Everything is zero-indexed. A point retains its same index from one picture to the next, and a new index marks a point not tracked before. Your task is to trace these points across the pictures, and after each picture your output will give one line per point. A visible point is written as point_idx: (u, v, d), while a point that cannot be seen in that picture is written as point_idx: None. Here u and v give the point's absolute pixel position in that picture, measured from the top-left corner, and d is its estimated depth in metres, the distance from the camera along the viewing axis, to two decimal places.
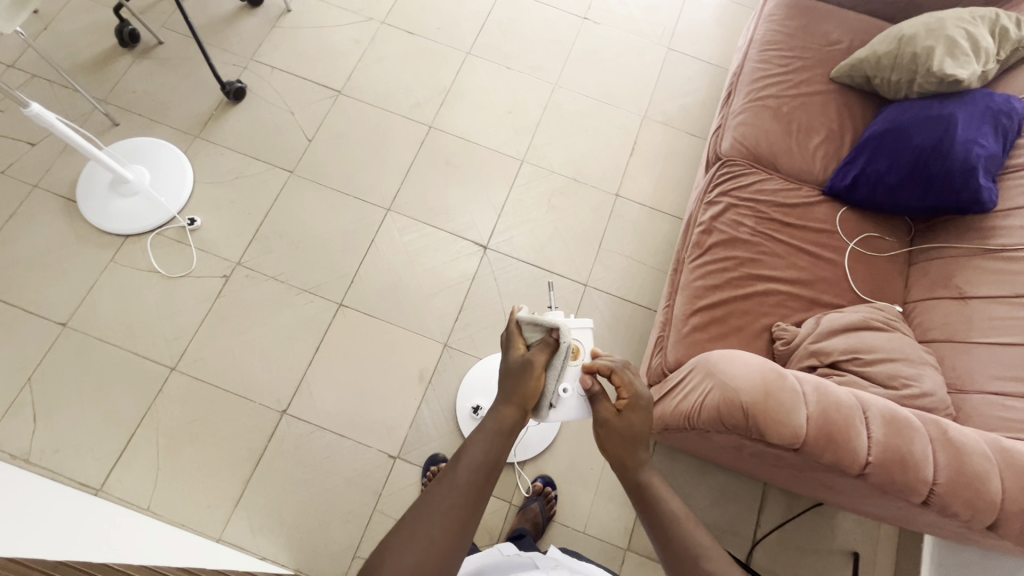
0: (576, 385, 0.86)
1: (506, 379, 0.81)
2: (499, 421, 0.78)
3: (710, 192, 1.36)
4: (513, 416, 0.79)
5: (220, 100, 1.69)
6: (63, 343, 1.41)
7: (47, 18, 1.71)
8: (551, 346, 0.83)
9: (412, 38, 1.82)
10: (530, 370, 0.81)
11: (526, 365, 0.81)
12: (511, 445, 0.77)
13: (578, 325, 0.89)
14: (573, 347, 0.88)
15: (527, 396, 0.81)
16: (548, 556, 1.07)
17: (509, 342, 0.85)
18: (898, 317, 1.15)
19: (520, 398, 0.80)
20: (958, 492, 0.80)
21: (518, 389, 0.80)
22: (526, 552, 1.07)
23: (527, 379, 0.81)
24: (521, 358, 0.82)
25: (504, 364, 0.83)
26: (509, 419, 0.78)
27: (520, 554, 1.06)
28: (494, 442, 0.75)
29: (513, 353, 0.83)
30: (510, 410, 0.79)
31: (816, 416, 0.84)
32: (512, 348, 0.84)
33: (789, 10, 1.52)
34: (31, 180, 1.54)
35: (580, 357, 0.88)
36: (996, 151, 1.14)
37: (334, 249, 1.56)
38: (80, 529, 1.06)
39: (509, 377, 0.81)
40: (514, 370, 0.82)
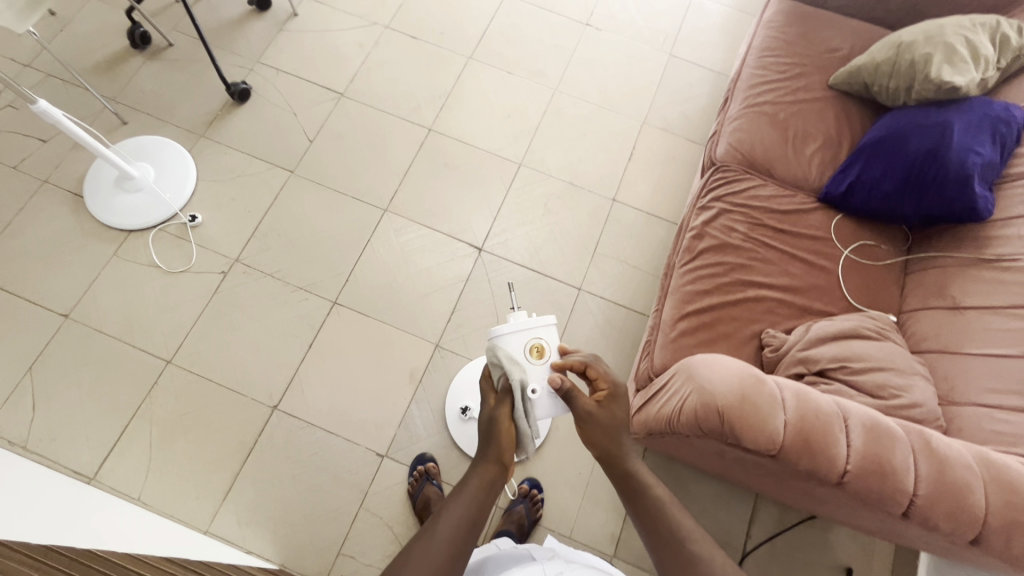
0: (544, 383, 0.78)
1: (481, 436, 0.76)
2: (478, 480, 0.73)
3: (703, 198, 1.35)
4: (493, 472, 0.74)
5: (225, 101, 1.73)
6: (65, 334, 1.45)
7: (63, 20, 1.77)
8: (508, 389, 0.76)
9: (414, 43, 1.85)
10: (500, 425, 0.75)
11: (495, 420, 0.75)
12: (491, 504, 0.73)
13: (541, 322, 0.81)
14: (537, 346, 0.80)
15: (505, 450, 0.75)
16: (545, 548, 1.01)
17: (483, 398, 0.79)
18: (890, 327, 1.13)
19: (497, 456, 0.75)
20: (939, 504, 0.78)
21: (494, 446, 0.75)
22: (524, 545, 1.02)
23: (501, 435, 0.75)
24: (490, 415, 0.76)
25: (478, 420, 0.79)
26: (490, 476, 0.74)
27: (517, 548, 1.02)
28: (474, 500, 0.72)
29: (484, 408, 0.78)
30: (490, 467, 0.74)
31: (794, 422, 0.83)
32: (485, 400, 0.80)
33: (788, 17, 1.51)
34: (41, 175, 1.59)
35: (546, 355, 0.80)
36: (993, 159, 1.12)
37: (331, 248, 1.58)
38: (71, 515, 1.08)
39: (483, 434, 0.76)
40: (486, 426, 0.76)
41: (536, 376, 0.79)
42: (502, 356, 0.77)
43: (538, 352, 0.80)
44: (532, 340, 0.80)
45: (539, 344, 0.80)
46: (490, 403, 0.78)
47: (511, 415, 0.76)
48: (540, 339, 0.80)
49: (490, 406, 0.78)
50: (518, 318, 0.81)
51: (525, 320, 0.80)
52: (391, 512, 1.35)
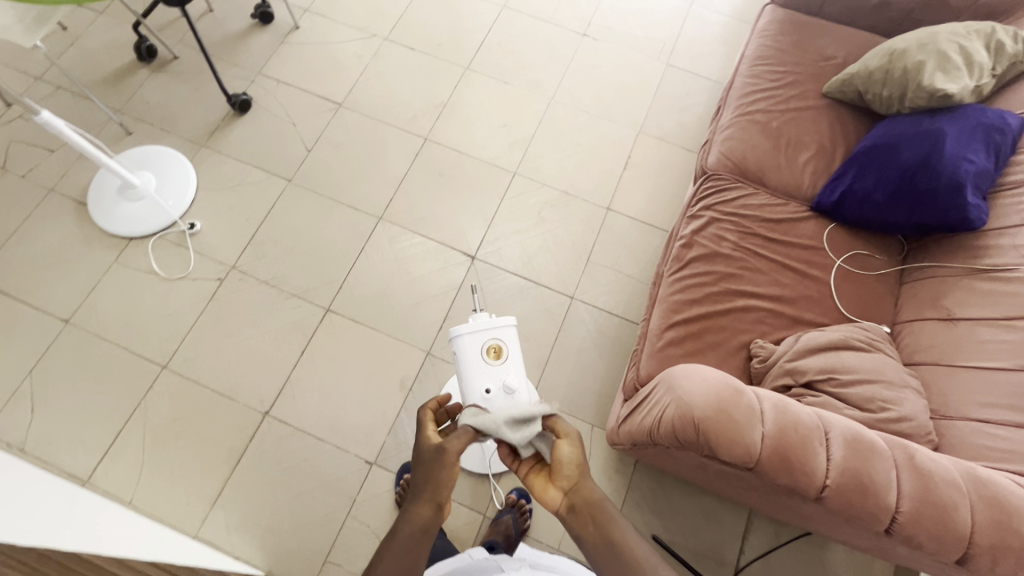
0: (497, 383, 0.84)
1: (420, 470, 0.77)
2: (413, 522, 0.73)
3: (693, 206, 1.34)
4: (427, 514, 0.74)
5: (227, 112, 1.76)
6: (65, 339, 1.48)
7: (74, 35, 1.83)
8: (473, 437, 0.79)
9: (413, 54, 1.88)
10: (445, 459, 0.76)
11: (439, 453, 0.77)
12: (426, 550, 0.72)
13: (497, 324, 0.87)
14: (494, 346, 0.86)
15: (442, 489, 0.76)
16: (515, 559, 1.04)
17: (421, 429, 0.81)
18: (882, 338, 1.11)
19: (435, 494, 0.75)
20: (922, 522, 0.76)
21: (433, 484, 0.75)
22: (494, 557, 1.05)
23: (443, 471, 0.76)
24: (433, 448, 0.77)
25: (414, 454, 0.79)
26: (424, 519, 0.73)
27: (489, 559, 1.04)
28: (405, 552, 0.71)
29: (426, 440, 0.79)
30: (425, 507, 0.74)
31: (772, 434, 0.82)
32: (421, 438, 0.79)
33: (781, 26, 1.51)
34: (48, 184, 1.64)
35: (504, 355, 0.86)
36: (987, 167, 1.10)
37: (325, 256, 1.60)
38: (64, 516, 1.10)
39: (423, 468, 0.76)
40: (429, 459, 0.77)
41: (492, 375, 0.85)
42: (464, 360, 0.86)
43: (495, 352, 0.86)
44: (490, 340, 0.87)
45: (497, 345, 0.87)
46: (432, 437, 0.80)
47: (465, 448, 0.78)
48: (498, 339, 0.87)
49: (431, 439, 0.79)
50: (478, 319, 0.88)
51: (484, 321, 0.87)
52: (379, 520, 1.34)
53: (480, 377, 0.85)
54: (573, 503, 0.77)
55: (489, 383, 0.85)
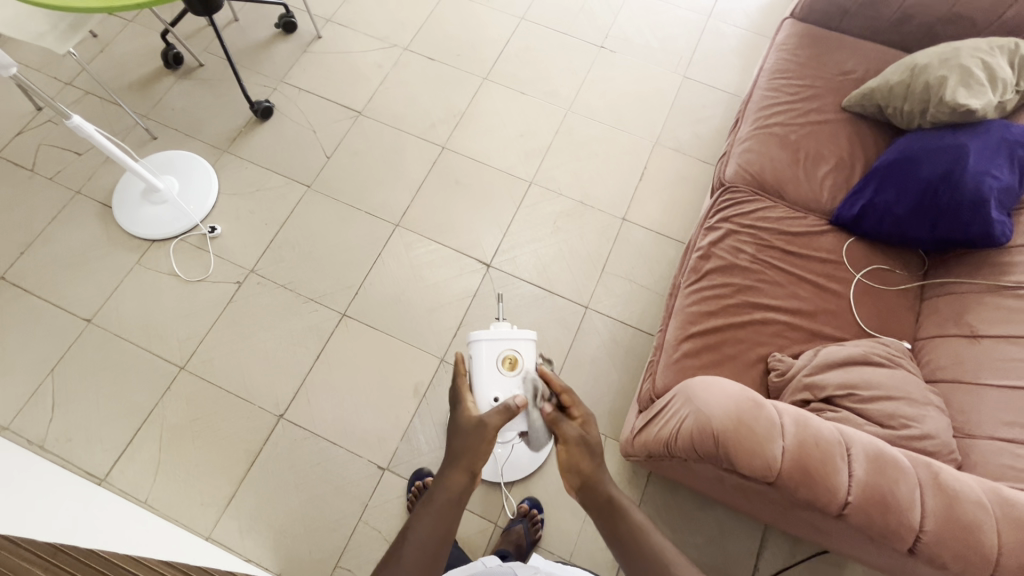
0: (506, 393, 0.83)
1: (455, 440, 0.79)
2: (448, 488, 0.76)
3: (711, 218, 1.34)
4: (460, 480, 0.76)
5: (249, 118, 1.80)
6: (86, 339, 1.50)
7: (103, 42, 1.88)
8: (511, 412, 0.79)
9: (432, 63, 1.90)
10: (482, 434, 0.78)
11: (476, 427, 0.79)
12: (460, 513, 0.76)
13: (518, 335, 0.86)
14: (511, 357, 0.85)
15: (477, 459, 0.78)
16: (530, 566, 1.05)
17: (459, 401, 0.84)
18: (903, 354, 1.10)
19: (468, 463, 0.77)
20: (946, 542, 0.75)
21: (466, 454, 0.77)
22: (509, 563, 1.05)
23: (479, 443, 0.78)
24: (471, 422, 0.79)
25: (452, 424, 0.80)
26: (457, 487, 0.76)
27: (503, 565, 1.05)
28: (439, 519, 0.74)
29: (464, 412, 0.82)
30: (458, 475, 0.76)
31: (793, 449, 0.81)
32: (460, 409, 0.82)
33: (801, 40, 1.51)
34: (74, 186, 1.67)
35: (518, 368, 0.85)
36: (1011, 183, 1.09)
37: (342, 261, 1.61)
38: (81, 515, 1.11)
39: (460, 437, 0.79)
40: (466, 431, 0.79)
41: (502, 385, 0.84)
42: (480, 366, 0.85)
43: (511, 364, 0.85)
44: (507, 350, 0.85)
45: (513, 356, 0.86)
46: (471, 410, 0.82)
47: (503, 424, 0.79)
48: (517, 351, 0.85)
49: (470, 412, 0.82)
50: (500, 328, 0.88)
51: (505, 332, 0.86)
52: (390, 526, 1.34)
53: (492, 386, 0.84)
54: (586, 500, 0.80)
55: (498, 392, 0.84)
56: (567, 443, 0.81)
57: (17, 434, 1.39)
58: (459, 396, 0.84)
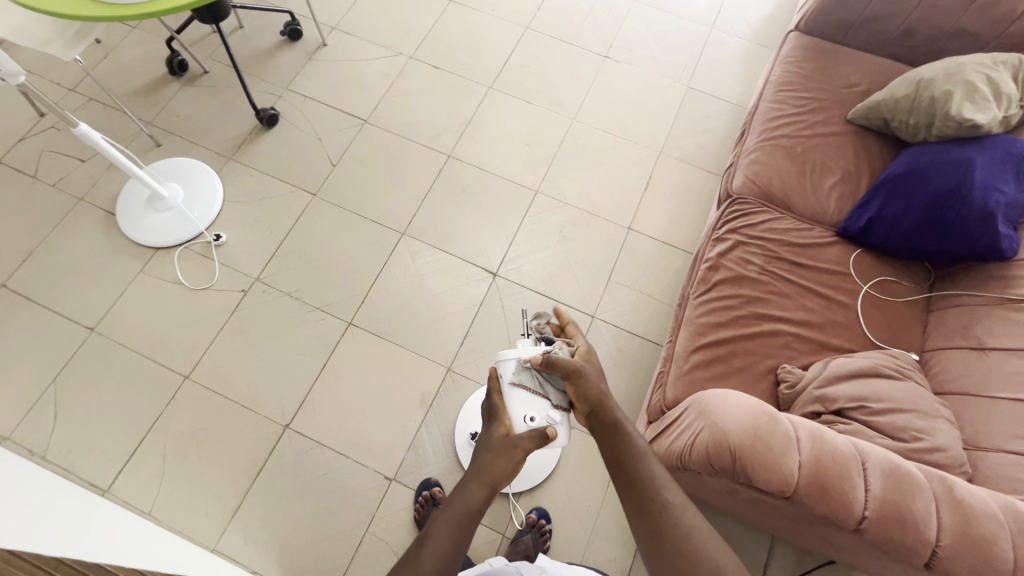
0: (542, 412, 0.80)
1: (480, 454, 0.78)
2: (468, 501, 0.75)
3: (719, 229, 1.35)
4: (480, 494, 0.76)
5: (254, 126, 1.79)
6: (90, 348, 1.49)
7: (107, 48, 1.87)
8: (541, 441, 0.79)
9: (438, 72, 1.91)
10: (513, 453, 0.78)
11: (509, 444, 0.78)
12: (474, 528, 0.75)
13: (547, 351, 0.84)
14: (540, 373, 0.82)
15: (499, 476, 0.77)
16: (536, 565, 1.05)
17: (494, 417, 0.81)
18: (912, 366, 1.10)
19: (491, 478, 0.76)
20: (963, 557, 0.75)
21: (490, 469, 0.77)
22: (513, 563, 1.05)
23: (504, 458, 0.77)
24: (504, 439, 0.79)
25: (484, 438, 0.80)
26: (477, 501, 0.75)
27: (509, 566, 1.04)
28: (455, 530, 0.73)
29: (497, 428, 0.80)
30: (479, 489, 0.76)
31: (809, 464, 0.82)
32: (496, 423, 0.81)
33: (806, 53, 1.53)
34: (77, 194, 1.66)
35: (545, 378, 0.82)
36: (1018, 198, 1.10)
37: (348, 270, 1.61)
38: (86, 527, 1.10)
39: (489, 453, 0.78)
40: (495, 449, 0.78)
41: (536, 403, 0.81)
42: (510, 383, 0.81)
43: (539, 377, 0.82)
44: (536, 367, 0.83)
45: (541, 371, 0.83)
46: (506, 427, 0.80)
47: (532, 449, 0.79)
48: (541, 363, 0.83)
49: (505, 429, 0.80)
50: (526, 346, 0.85)
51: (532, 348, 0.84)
52: (397, 538, 1.33)
53: (526, 404, 0.80)
54: (594, 424, 0.81)
55: (532, 411, 0.80)
56: (570, 378, 0.81)
57: (18, 445, 1.38)
58: (494, 411, 0.81)
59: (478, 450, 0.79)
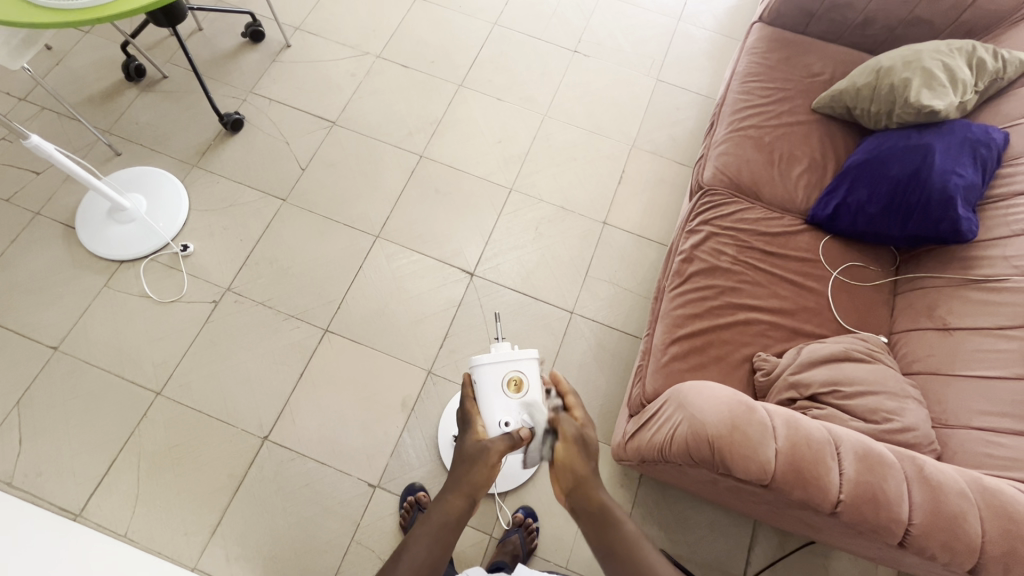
0: (517, 417, 0.81)
1: (457, 464, 0.77)
2: (445, 512, 0.74)
3: (691, 221, 1.36)
4: (459, 505, 0.74)
5: (218, 131, 1.74)
6: (54, 367, 1.44)
7: (58, 54, 1.80)
8: (514, 444, 0.78)
9: (406, 71, 1.88)
10: (487, 458, 0.76)
11: (483, 451, 0.77)
12: (453, 540, 0.74)
13: (524, 356, 0.84)
14: (515, 380, 0.83)
15: (477, 485, 0.75)
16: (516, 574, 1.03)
17: (468, 425, 0.81)
18: (881, 348, 1.13)
19: (468, 487, 0.75)
20: (934, 533, 0.78)
21: (467, 479, 0.75)
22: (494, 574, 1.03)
23: (480, 467, 0.76)
24: (478, 445, 0.78)
25: (458, 447, 0.79)
26: (455, 511, 0.74)
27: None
28: (433, 542, 0.72)
29: (471, 436, 0.80)
30: (458, 499, 0.74)
31: (785, 451, 0.83)
32: (469, 432, 0.80)
33: (769, 44, 1.55)
34: (33, 208, 1.60)
35: (525, 389, 0.83)
36: (975, 181, 1.13)
37: (322, 275, 1.58)
38: (55, 555, 1.06)
39: (465, 461, 0.77)
40: (470, 456, 0.77)
41: (512, 408, 0.82)
42: (485, 391, 0.83)
43: (516, 385, 0.83)
44: (512, 373, 0.83)
45: (518, 378, 0.83)
46: (479, 433, 0.80)
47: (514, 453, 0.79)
48: (521, 372, 0.83)
49: (478, 435, 0.80)
50: (500, 350, 0.86)
51: (506, 353, 0.84)
52: (384, 544, 1.32)
53: (502, 410, 0.81)
54: (576, 506, 0.75)
55: (507, 415, 0.81)
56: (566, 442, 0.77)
57: None
58: (467, 418, 0.82)
59: (454, 459, 0.78)
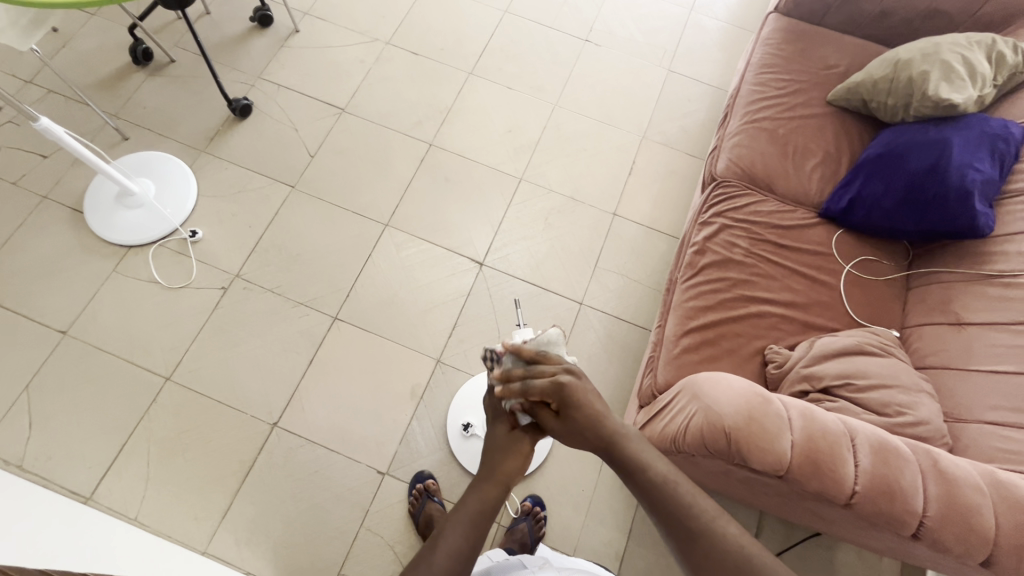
0: None
1: (491, 455, 0.79)
2: (482, 500, 0.75)
3: (704, 213, 1.35)
4: (494, 492, 0.76)
5: (226, 117, 1.73)
6: (63, 352, 1.44)
7: (64, 36, 1.78)
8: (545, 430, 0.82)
9: (415, 58, 1.86)
10: (520, 447, 0.79)
11: (516, 439, 0.80)
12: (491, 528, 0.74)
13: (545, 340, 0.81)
14: None
15: (511, 473, 0.78)
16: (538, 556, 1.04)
17: (495, 419, 0.82)
18: (894, 342, 1.13)
19: (504, 475, 0.77)
20: (949, 526, 0.78)
21: (502, 467, 0.77)
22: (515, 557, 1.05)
23: (513, 456, 0.78)
24: (510, 435, 0.80)
25: (489, 439, 0.80)
26: (491, 498, 0.75)
27: (509, 560, 1.04)
28: (470, 528, 0.72)
29: (501, 427, 0.81)
30: (492, 486, 0.76)
31: (801, 442, 0.83)
32: (499, 421, 0.81)
33: (785, 35, 1.53)
34: (41, 192, 1.59)
35: None
36: (992, 176, 1.13)
37: (331, 263, 1.58)
38: (70, 539, 1.06)
39: (498, 451, 0.79)
40: (502, 446, 0.79)
41: None
42: None
43: None
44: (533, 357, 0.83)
45: None
46: (510, 422, 0.81)
47: (535, 440, 0.80)
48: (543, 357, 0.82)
49: (509, 424, 0.81)
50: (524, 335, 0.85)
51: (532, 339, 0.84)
52: (393, 531, 1.33)
53: None
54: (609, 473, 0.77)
55: None
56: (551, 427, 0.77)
57: None
58: (497, 409, 0.82)
59: (485, 450, 0.80)
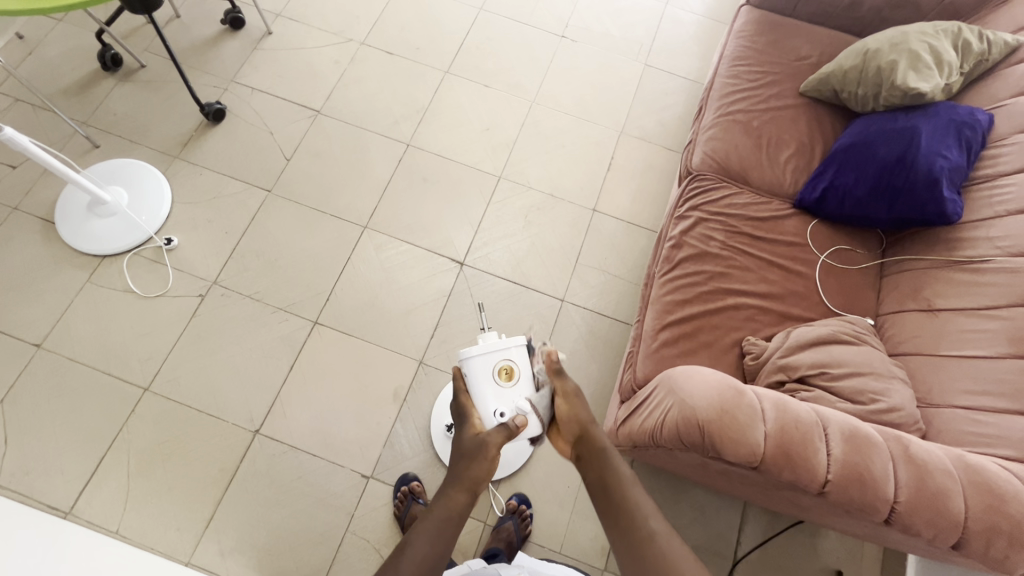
0: (512, 407, 0.80)
1: (458, 460, 0.78)
2: (448, 506, 0.76)
3: (680, 207, 1.35)
4: (461, 499, 0.76)
5: (199, 121, 1.71)
6: (37, 365, 1.41)
7: (31, 44, 1.75)
8: (512, 434, 0.80)
9: (390, 58, 1.85)
10: (487, 452, 0.78)
11: (481, 445, 0.78)
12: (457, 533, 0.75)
13: (513, 343, 0.82)
14: (506, 368, 0.81)
15: (479, 479, 0.78)
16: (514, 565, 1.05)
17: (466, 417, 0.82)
18: (868, 331, 1.14)
19: (470, 482, 0.77)
20: (919, 512, 0.79)
21: (468, 473, 0.77)
22: (492, 564, 1.05)
23: (481, 462, 0.78)
24: (475, 439, 0.79)
25: (457, 443, 0.80)
26: (458, 505, 0.76)
27: (487, 567, 1.04)
28: (435, 535, 0.73)
29: (468, 431, 0.80)
30: (459, 494, 0.76)
31: (774, 433, 0.84)
32: (467, 425, 0.81)
33: (757, 27, 1.54)
34: (11, 203, 1.56)
35: (516, 376, 0.82)
36: (961, 163, 1.14)
37: (310, 267, 1.57)
38: (50, 556, 1.05)
39: (464, 458, 0.78)
40: (470, 451, 0.78)
41: (505, 398, 0.81)
42: (479, 381, 0.81)
43: (508, 374, 0.81)
44: (502, 361, 0.81)
45: (508, 366, 0.82)
46: (476, 426, 0.81)
47: (503, 443, 0.80)
48: (512, 360, 0.82)
49: (476, 429, 0.81)
50: (488, 339, 0.83)
51: (496, 342, 0.82)
52: (379, 535, 1.32)
53: (497, 400, 0.80)
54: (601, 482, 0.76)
55: (501, 405, 0.81)
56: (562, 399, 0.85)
57: None
58: (463, 411, 0.82)
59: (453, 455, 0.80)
